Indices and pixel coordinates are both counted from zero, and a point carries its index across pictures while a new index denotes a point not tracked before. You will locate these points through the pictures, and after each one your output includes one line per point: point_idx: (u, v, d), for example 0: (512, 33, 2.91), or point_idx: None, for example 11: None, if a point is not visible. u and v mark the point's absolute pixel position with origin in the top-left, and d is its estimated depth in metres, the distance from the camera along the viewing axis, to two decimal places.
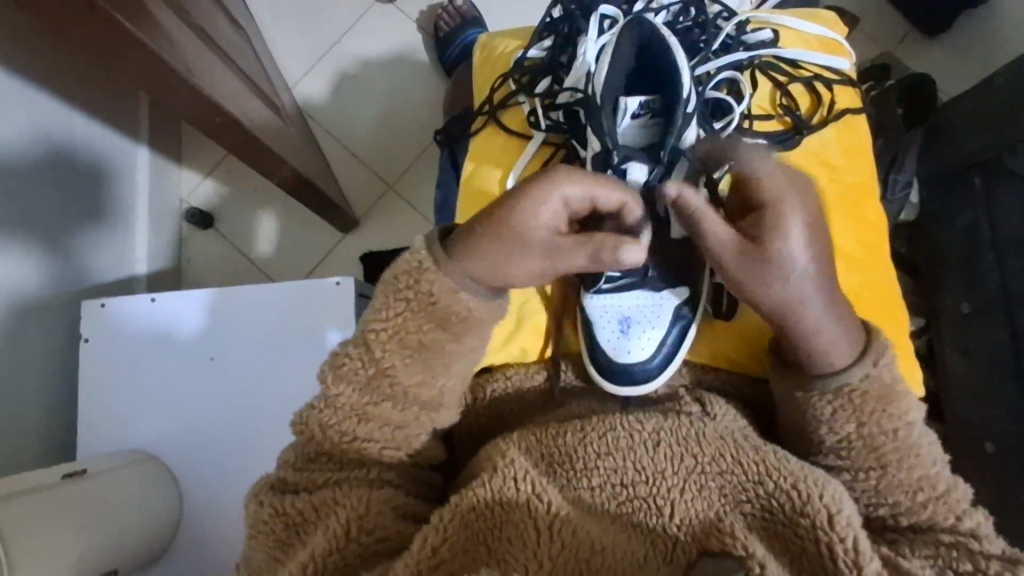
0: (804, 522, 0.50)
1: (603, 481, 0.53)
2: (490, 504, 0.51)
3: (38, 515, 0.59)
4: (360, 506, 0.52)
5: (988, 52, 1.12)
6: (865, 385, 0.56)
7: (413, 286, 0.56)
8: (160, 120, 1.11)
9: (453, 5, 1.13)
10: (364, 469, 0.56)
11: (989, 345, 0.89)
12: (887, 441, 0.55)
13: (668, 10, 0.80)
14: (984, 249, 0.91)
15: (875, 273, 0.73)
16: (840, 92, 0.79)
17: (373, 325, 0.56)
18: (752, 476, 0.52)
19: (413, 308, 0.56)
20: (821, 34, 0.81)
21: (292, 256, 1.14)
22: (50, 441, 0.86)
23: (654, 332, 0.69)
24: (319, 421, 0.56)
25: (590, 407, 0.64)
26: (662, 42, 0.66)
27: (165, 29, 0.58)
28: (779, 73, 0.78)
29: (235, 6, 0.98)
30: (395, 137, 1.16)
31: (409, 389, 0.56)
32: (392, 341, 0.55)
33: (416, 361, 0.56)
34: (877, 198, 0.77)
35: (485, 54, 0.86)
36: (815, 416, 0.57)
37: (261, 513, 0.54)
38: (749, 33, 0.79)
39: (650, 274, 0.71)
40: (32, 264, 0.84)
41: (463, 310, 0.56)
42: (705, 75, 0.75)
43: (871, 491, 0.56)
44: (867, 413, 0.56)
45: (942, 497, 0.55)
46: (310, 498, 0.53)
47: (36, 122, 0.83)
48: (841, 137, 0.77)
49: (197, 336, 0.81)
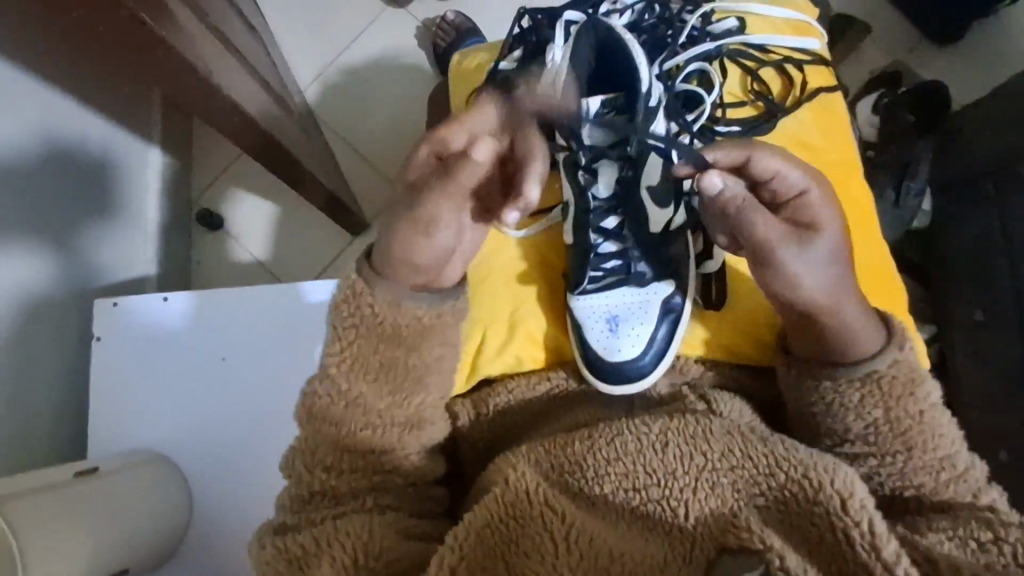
0: (818, 510, 0.50)
1: (615, 487, 0.53)
2: (505, 519, 0.50)
3: (53, 512, 0.59)
4: (363, 532, 0.51)
5: (997, 61, 1.13)
6: (893, 370, 0.55)
7: (357, 314, 0.55)
8: (173, 120, 1.11)
9: (446, 21, 1.14)
10: (359, 500, 0.55)
11: (1004, 350, 0.89)
12: (913, 425, 0.55)
13: (632, 10, 0.77)
14: (999, 255, 0.90)
15: (861, 249, 0.72)
16: (811, 73, 0.79)
17: (331, 358, 0.55)
18: (763, 470, 0.52)
19: (364, 333, 0.55)
20: (789, 17, 0.80)
21: (301, 257, 1.14)
22: (61, 442, 0.86)
23: (643, 327, 0.69)
24: (305, 461, 0.56)
25: (596, 414, 0.63)
26: (619, 38, 0.64)
27: (182, 26, 0.58)
28: (748, 60, 0.78)
29: (248, 7, 0.98)
30: (401, 140, 1.16)
31: (383, 410, 0.56)
32: (354, 369, 0.55)
33: (381, 382, 0.56)
34: (861, 176, 0.77)
35: (456, 71, 0.87)
36: (843, 404, 0.56)
37: (262, 555, 0.52)
38: (714, 23, 0.78)
39: (633, 270, 0.71)
40: (43, 261, 0.84)
41: (413, 319, 0.55)
42: (674, 69, 0.75)
43: (897, 474, 0.55)
44: (894, 399, 0.55)
45: (962, 475, 0.54)
46: (309, 534, 0.51)
47: (39, 117, 0.83)
48: (818, 117, 0.77)
49: (205, 339, 0.81)
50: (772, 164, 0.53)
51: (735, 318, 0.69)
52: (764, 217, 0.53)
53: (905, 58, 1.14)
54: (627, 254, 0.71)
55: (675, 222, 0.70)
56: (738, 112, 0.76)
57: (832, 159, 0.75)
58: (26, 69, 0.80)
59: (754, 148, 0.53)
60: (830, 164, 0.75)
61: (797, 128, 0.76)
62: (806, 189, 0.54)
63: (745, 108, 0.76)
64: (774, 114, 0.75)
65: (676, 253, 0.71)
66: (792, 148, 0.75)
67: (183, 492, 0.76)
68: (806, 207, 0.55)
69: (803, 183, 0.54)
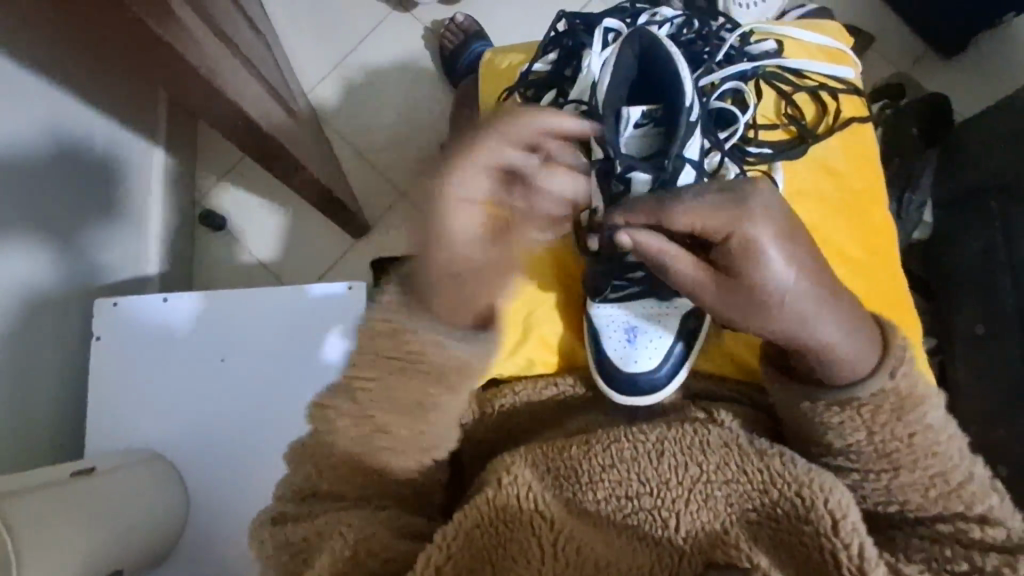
0: (808, 529, 0.49)
1: (608, 493, 0.52)
2: (496, 520, 0.50)
3: (47, 511, 0.59)
4: (364, 529, 0.51)
5: (1002, 74, 1.12)
6: (876, 401, 0.54)
7: (399, 347, 0.53)
8: (178, 122, 1.12)
9: (454, 22, 1.15)
10: (360, 501, 0.55)
11: (1003, 365, 0.88)
12: (901, 447, 0.54)
13: (671, 23, 0.79)
14: (1002, 270, 0.90)
15: (881, 279, 0.72)
16: (845, 101, 0.78)
17: (359, 384, 0.54)
18: (757, 485, 0.51)
19: (399, 369, 0.53)
20: (825, 44, 0.80)
21: (303, 259, 1.15)
22: (61, 439, 0.87)
23: (661, 341, 0.68)
24: (314, 463, 0.55)
25: (596, 421, 0.64)
26: (663, 50, 0.64)
27: (189, 31, 0.59)
28: (783, 83, 0.77)
29: (254, 10, 0.99)
30: (407, 145, 1.17)
31: (405, 438, 0.54)
32: (381, 400, 0.53)
33: (408, 414, 0.54)
34: (884, 205, 0.76)
35: (488, 72, 0.85)
36: (822, 423, 0.56)
37: (263, 550, 0.53)
38: (752, 44, 0.78)
39: (655, 282, 0.69)
40: (47, 258, 0.85)
41: (459, 360, 0.53)
42: (709, 86, 0.73)
43: (883, 489, 0.55)
44: (878, 425, 0.54)
45: (956, 490, 0.53)
46: (307, 527, 0.52)
47: (46, 115, 0.83)
48: (848, 145, 0.76)
49: (205, 341, 0.82)
50: (684, 218, 0.50)
51: (750, 339, 0.67)
52: (683, 265, 0.53)
53: (910, 69, 1.14)
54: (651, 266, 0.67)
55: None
56: (770, 134, 0.75)
57: (855, 187, 0.74)
58: (34, 69, 0.80)
59: (666, 207, 0.51)
60: (854, 192, 0.74)
61: (826, 154, 0.75)
62: (731, 234, 0.50)
63: (778, 131, 0.75)
64: (806, 139, 0.74)
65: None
66: (818, 173, 0.74)
67: (181, 487, 0.78)
68: (734, 255, 0.50)
69: (728, 231, 0.50)
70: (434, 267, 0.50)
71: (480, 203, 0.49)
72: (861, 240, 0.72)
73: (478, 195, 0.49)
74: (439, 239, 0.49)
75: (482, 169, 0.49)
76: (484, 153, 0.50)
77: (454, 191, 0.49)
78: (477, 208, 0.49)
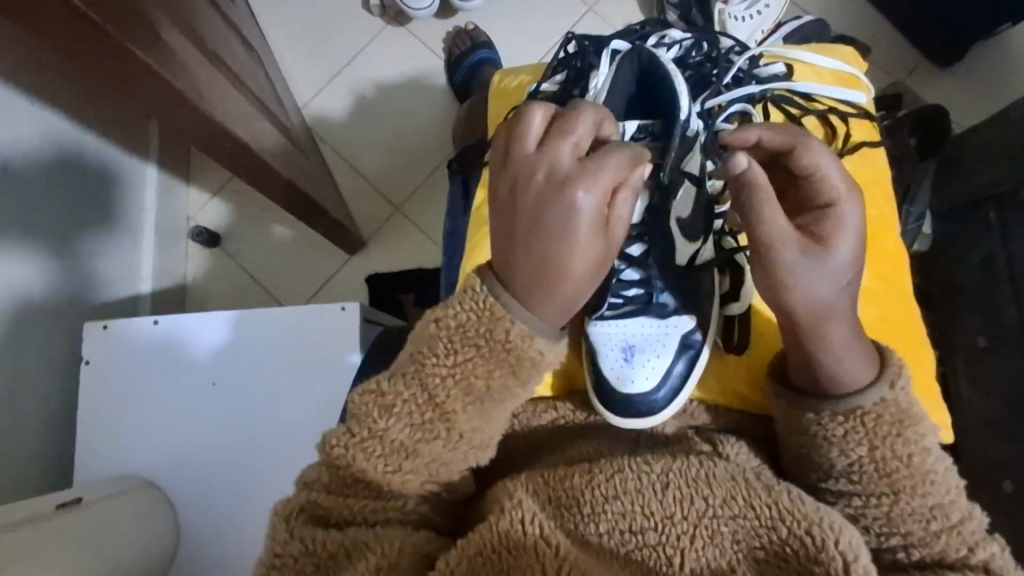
0: (818, 570, 0.47)
1: (611, 526, 0.50)
2: (499, 548, 0.47)
3: (38, 545, 0.57)
4: (391, 553, 0.46)
5: (999, 83, 1.12)
6: (878, 409, 0.52)
7: (486, 333, 0.49)
8: (170, 140, 1.11)
9: (465, 30, 1.15)
10: (400, 499, 0.50)
11: (1006, 380, 0.87)
12: (902, 467, 0.51)
13: (680, 45, 0.78)
14: (1002, 283, 0.89)
15: (895, 308, 0.71)
16: (856, 125, 0.77)
17: (435, 370, 0.50)
18: (766, 521, 0.49)
19: (484, 354, 0.49)
20: (838, 68, 0.79)
21: (296, 278, 1.14)
22: (51, 467, 0.85)
23: (660, 361, 0.66)
24: (363, 447, 0.49)
25: (601, 448, 0.61)
26: (661, 67, 0.64)
27: (177, 57, 0.58)
28: (792, 106, 0.76)
29: (246, 27, 0.98)
30: (404, 160, 1.16)
31: (464, 433, 0.51)
32: (456, 387, 0.50)
33: (477, 406, 0.51)
34: (898, 233, 0.76)
35: (499, 92, 0.85)
36: (825, 438, 0.53)
37: (290, 545, 0.47)
38: (761, 67, 0.77)
39: (653, 300, 0.69)
40: (38, 287, 0.83)
41: (535, 356, 0.50)
42: (715, 108, 0.72)
43: (883, 519, 0.51)
44: (880, 438, 0.51)
45: (955, 527, 0.50)
46: (343, 535, 0.47)
47: (41, 138, 0.83)
48: (859, 171, 0.75)
49: (196, 365, 0.80)
50: (821, 161, 0.52)
51: (754, 364, 0.68)
52: (778, 210, 0.50)
53: (907, 78, 1.14)
54: (648, 283, 0.69)
55: (705, 257, 0.69)
56: None
57: (871, 214, 0.74)
58: (28, 94, 0.80)
59: (807, 143, 0.53)
60: (871, 219, 0.73)
61: None
62: (839, 201, 0.52)
63: None
64: None
65: (697, 291, 0.68)
66: None
67: (170, 513, 0.76)
68: (829, 218, 0.51)
69: (836, 193, 0.52)
70: (527, 260, 0.49)
71: (587, 211, 0.48)
72: (872, 267, 0.72)
73: (599, 205, 0.48)
74: (551, 230, 0.48)
75: (605, 177, 0.48)
76: (608, 170, 0.48)
77: (575, 188, 0.47)
78: (596, 216, 0.48)
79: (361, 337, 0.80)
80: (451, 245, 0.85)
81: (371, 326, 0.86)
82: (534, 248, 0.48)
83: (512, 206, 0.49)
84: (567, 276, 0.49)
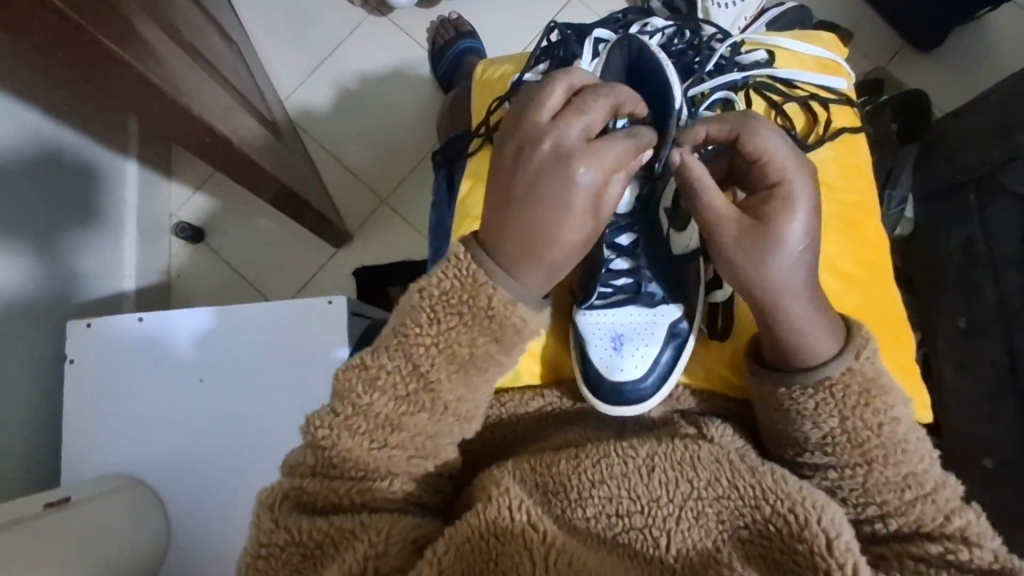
0: (801, 548, 0.47)
1: (598, 511, 0.51)
2: (486, 534, 0.47)
3: (28, 544, 0.57)
4: (379, 540, 0.46)
5: (977, 67, 1.13)
6: (847, 379, 0.53)
7: (471, 300, 0.49)
8: (149, 136, 1.09)
9: (448, 19, 1.14)
10: (386, 479, 0.50)
11: (986, 357, 0.88)
12: (873, 437, 0.52)
13: (662, 33, 0.78)
14: (981, 261, 0.90)
15: (874, 292, 0.72)
16: (837, 111, 0.77)
17: (419, 340, 0.50)
18: (748, 500, 0.50)
19: (467, 321, 0.50)
20: (819, 54, 0.80)
21: (283, 271, 1.13)
22: (38, 471, 0.84)
23: (648, 349, 0.67)
24: (348, 424, 0.50)
25: (584, 435, 0.61)
26: (650, 55, 0.62)
27: (154, 53, 0.57)
28: (774, 93, 0.76)
29: (225, 18, 0.96)
30: (389, 151, 1.15)
31: (449, 403, 0.52)
32: (441, 355, 0.50)
33: (461, 374, 0.51)
34: (877, 219, 0.76)
35: (483, 83, 0.84)
36: (797, 412, 0.54)
37: (276, 536, 0.47)
38: (743, 54, 0.78)
39: (642, 290, 0.69)
40: (18, 286, 0.82)
41: (518, 322, 0.50)
42: (698, 96, 0.72)
43: (859, 490, 0.52)
44: (849, 409, 0.52)
45: (930, 496, 0.51)
46: (329, 524, 0.47)
47: (18, 134, 0.81)
48: (840, 157, 0.76)
49: (182, 362, 0.80)
50: (766, 142, 0.52)
51: (738, 349, 0.68)
52: (717, 195, 0.53)
53: (888, 64, 1.15)
54: (637, 274, 0.69)
55: (692, 246, 0.68)
56: None
57: (849, 199, 0.74)
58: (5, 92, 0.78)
59: (753, 124, 0.53)
60: (849, 204, 0.74)
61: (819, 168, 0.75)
62: (787, 177, 0.52)
63: None
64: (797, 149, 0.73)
65: (680, 276, 0.70)
66: None
67: (160, 510, 0.76)
68: (775, 198, 0.52)
69: (782, 171, 0.52)
70: (505, 242, 0.49)
71: (585, 189, 0.48)
72: (851, 252, 0.72)
73: (597, 187, 0.48)
74: (540, 203, 0.48)
75: (610, 158, 0.48)
76: (614, 153, 0.48)
77: (575, 164, 0.47)
78: (592, 196, 0.49)
79: (349, 330, 0.80)
80: (437, 237, 0.85)
81: (359, 318, 0.86)
82: (519, 226, 0.49)
83: (508, 184, 0.49)
84: (545, 254, 0.49)
